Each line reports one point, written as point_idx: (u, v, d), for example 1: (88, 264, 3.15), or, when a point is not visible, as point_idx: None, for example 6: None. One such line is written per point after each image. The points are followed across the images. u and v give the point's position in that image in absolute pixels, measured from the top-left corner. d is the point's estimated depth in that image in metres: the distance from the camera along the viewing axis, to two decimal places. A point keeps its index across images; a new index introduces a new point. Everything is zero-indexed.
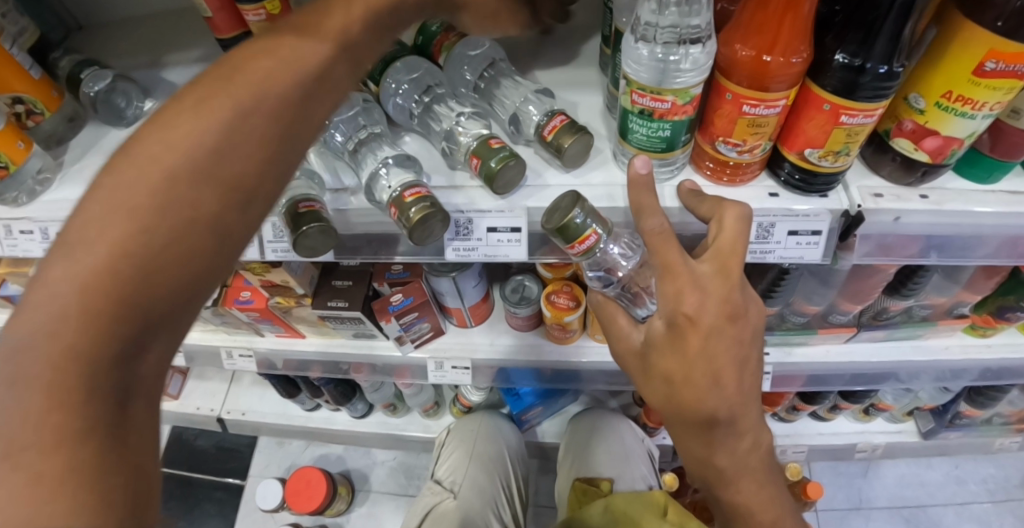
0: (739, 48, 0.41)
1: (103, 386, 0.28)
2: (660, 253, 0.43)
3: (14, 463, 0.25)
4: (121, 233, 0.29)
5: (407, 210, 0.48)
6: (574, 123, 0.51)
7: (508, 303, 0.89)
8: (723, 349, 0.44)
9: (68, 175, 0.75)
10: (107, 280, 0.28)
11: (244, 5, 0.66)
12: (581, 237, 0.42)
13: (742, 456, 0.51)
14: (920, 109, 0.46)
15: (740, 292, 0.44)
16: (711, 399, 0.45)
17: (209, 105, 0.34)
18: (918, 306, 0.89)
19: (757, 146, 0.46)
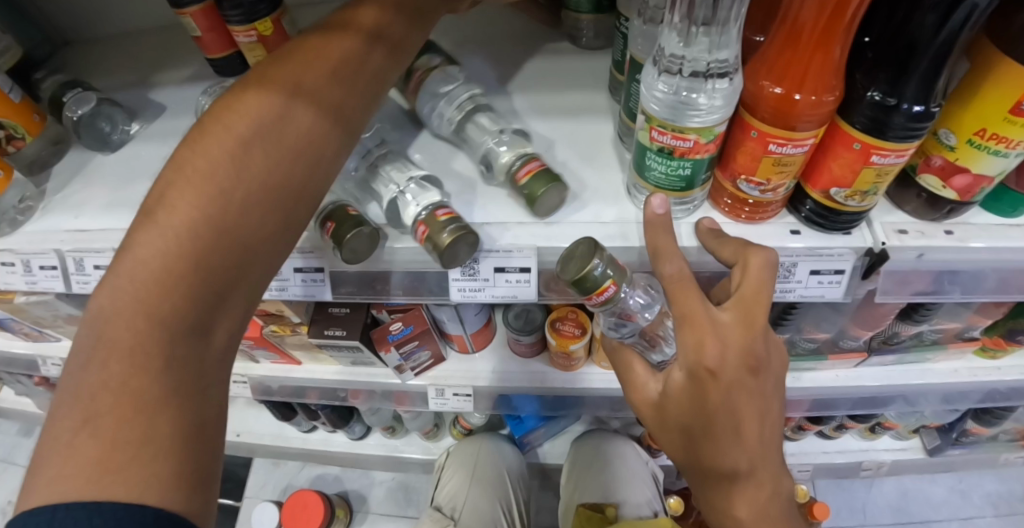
0: (766, 84, 0.39)
1: (184, 339, 0.35)
2: (679, 301, 0.41)
3: (96, 430, 0.31)
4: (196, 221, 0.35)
5: (435, 235, 0.46)
6: (546, 172, 0.48)
7: (511, 329, 0.87)
8: (743, 402, 0.41)
9: (51, 204, 0.71)
10: (187, 258, 0.35)
11: (234, 26, 0.64)
12: (600, 288, 0.41)
13: (766, 507, 0.47)
14: (950, 146, 0.43)
15: (763, 341, 0.41)
16: (731, 452, 0.43)
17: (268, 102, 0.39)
18: (930, 330, 0.87)
19: (780, 185, 0.44)
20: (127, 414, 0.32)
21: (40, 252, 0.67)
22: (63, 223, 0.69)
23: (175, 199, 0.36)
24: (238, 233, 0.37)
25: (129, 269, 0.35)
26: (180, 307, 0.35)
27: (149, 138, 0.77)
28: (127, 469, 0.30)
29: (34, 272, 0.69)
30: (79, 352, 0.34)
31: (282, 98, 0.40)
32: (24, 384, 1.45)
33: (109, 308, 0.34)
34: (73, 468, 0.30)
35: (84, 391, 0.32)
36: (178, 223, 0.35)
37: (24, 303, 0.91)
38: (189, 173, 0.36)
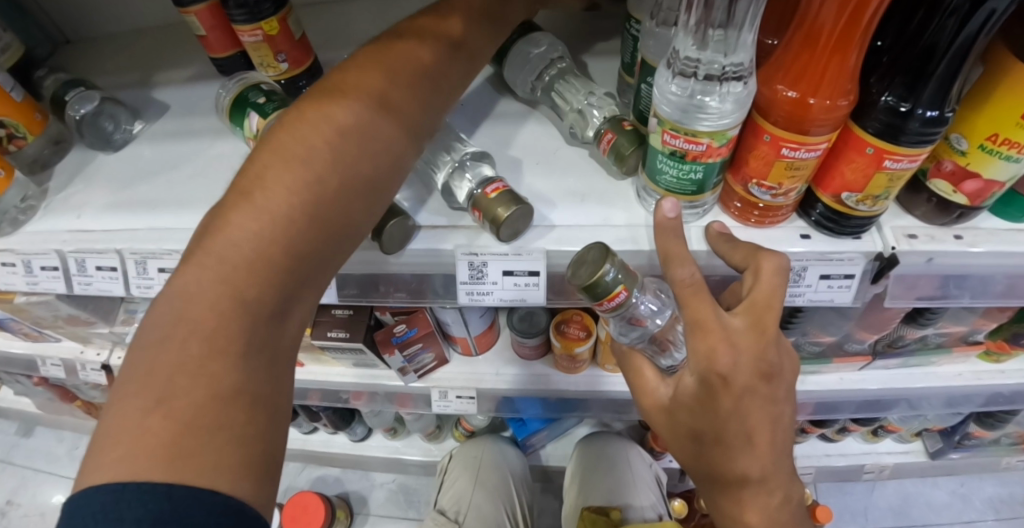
0: (780, 88, 0.39)
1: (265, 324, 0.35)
2: (691, 307, 0.41)
3: (168, 410, 0.30)
4: (291, 206, 0.37)
5: (491, 209, 0.46)
6: (634, 135, 0.50)
7: (516, 332, 0.87)
8: (757, 408, 0.41)
9: (53, 204, 0.71)
10: (279, 244, 0.36)
11: (240, 26, 0.63)
12: (611, 293, 0.40)
13: (776, 514, 0.47)
14: (962, 150, 0.43)
15: (775, 349, 0.41)
16: (742, 459, 0.43)
17: (359, 97, 0.43)
18: (935, 334, 0.87)
19: (792, 190, 0.44)
20: (205, 399, 0.30)
21: (42, 252, 0.67)
22: (65, 224, 0.69)
23: (271, 180, 0.37)
24: (324, 222, 0.39)
25: (217, 245, 0.35)
26: (265, 290, 0.35)
27: (152, 138, 0.77)
28: (199, 456, 0.29)
29: (36, 273, 0.69)
30: (154, 325, 0.33)
31: (371, 98, 0.43)
32: (23, 384, 1.44)
33: (191, 286, 0.34)
34: (144, 448, 0.28)
35: (159, 366, 0.31)
36: (275, 205, 0.36)
37: (24, 303, 0.91)
38: (284, 156, 0.38)
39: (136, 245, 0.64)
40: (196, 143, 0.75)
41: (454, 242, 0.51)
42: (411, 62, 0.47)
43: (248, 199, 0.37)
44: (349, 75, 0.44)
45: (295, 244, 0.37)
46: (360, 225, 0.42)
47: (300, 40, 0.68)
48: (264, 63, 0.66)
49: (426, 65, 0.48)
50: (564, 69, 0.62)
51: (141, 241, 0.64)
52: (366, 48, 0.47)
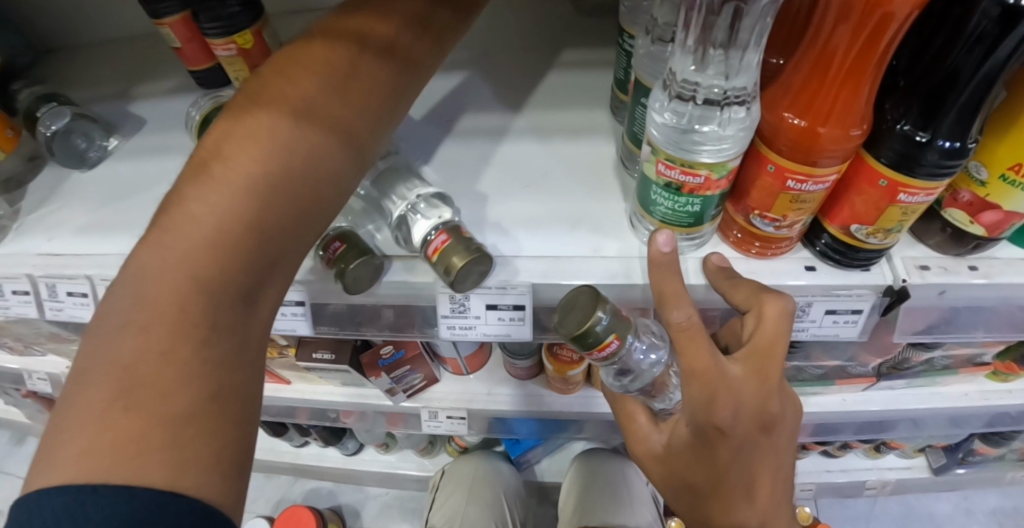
0: (787, 115, 0.36)
1: (228, 309, 0.32)
2: (688, 355, 0.38)
3: (132, 398, 0.28)
4: (254, 181, 0.35)
5: (446, 259, 0.43)
6: (460, 244, 0.43)
7: (508, 354, 0.84)
8: (757, 457, 0.40)
9: (27, 224, 0.67)
10: (243, 222, 0.34)
11: (213, 39, 0.61)
12: (601, 343, 0.37)
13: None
14: (981, 180, 0.40)
15: (776, 397, 0.39)
16: (740, 509, 0.41)
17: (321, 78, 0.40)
18: (942, 355, 0.84)
19: (796, 222, 0.41)
20: (166, 389, 0.28)
21: (13, 276, 0.63)
22: (37, 247, 0.64)
23: (227, 161, 0.35)
24: (294, 199, 0.37)
25: (178, 230, 0.33)
26: (228, 274, 0.33)
27: (127, 155, 0.73)
28: (149, 452, 0.26)
29: (6, 297, 0.65)
30: (113, 317, 0.31)
31: (301, 82, 0.40)
32: (10, 396, 1.42)
33: (150, 277, 0.32)
34: (114, 438, 0.26)
35: (121, 358, 0.29)
36: (230, 184, 0.35)
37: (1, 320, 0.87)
38: (241, 133, 0.37)
39: (106, 271, 0.59)
40: (176, 158, 0.72)
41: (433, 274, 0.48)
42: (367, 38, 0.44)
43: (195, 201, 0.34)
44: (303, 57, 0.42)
45: (263, 223, 0.35)
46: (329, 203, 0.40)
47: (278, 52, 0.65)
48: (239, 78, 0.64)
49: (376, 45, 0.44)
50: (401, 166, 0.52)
51: (112, 267, 0.59)
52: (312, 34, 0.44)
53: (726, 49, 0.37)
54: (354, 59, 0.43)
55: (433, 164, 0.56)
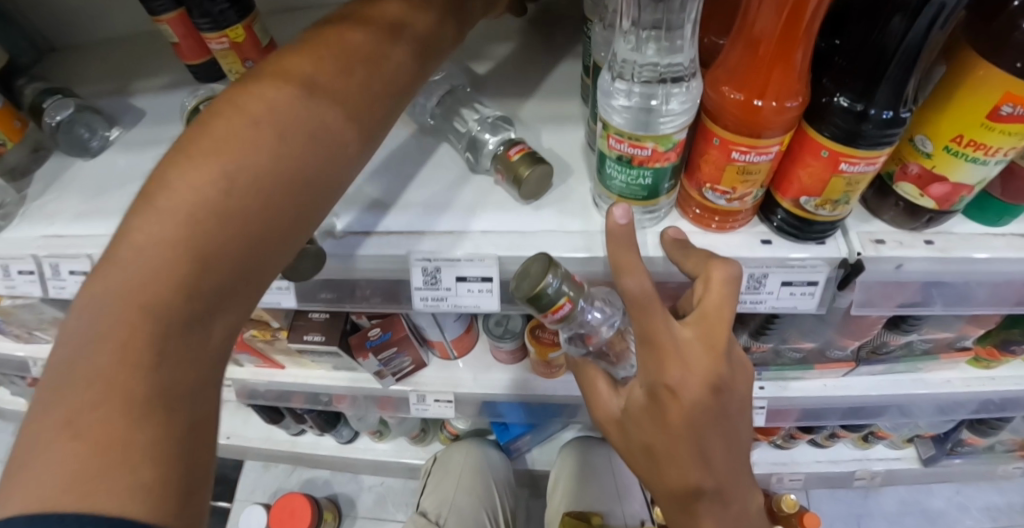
0: (727, 91, 0.37)
1: (193, 325, 0.32)
2: (641, 320, 0.39)
3: (77, 423, 0.27)
4: (237, 185, 0.34)
5: (515, 169, 0.49)
6: (530, 155, 0.49)
7: (491, 336, 0.87)
8: (708, 422, 0.40)
9: (30, 210, 0.69)
10: (220, 230, 0.33)
11: (205, 34, 0.62)
12: (555, 306, 0.41)
13: (733, 520, 0.46)
14: (928, 153, 0.41)
15: (726, 361, 0.40)
16: (694, 471, 0.42)
17: (323, 81, 0.39)
18: (920, 340, 0.84)
19: (747, 194, 0.43)
20: (118, 409, 0.27)
21: (17, 257, 0.65)
22: (39, 230, 0.66)
23: (212, 156, 0.34)
24: (276, 208, 0.36)
25: (147, 233, 0.32)
26: (199, 288, 0.32)
27: (130, 145, 0.73)
28: (108, 477, 0.25)
29: (13, 277, 0.67)
30: (76, 329, 0.30)
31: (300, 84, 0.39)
32: (15, 386, 1.46)
33: (116, 281, 0.31)
34: (59, 465, 0.25)
35: (75, 376, 0.28)
36: (212, 187, 0.33)
37: (8, 307, 0.90)
38: (227, 130, 0.36)
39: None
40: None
41: (405, 248, 0.50)
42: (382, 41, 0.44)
43: (188, 175, 0.34)
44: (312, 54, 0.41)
45: (242, 234, 0.34)
46: (312, 214, 0.39)
47: (268, 46, 0.67)
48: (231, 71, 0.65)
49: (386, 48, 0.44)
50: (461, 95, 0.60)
51: None
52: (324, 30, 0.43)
53: (662, 34, 0.39)
54: (359, 58, 0.42)
55: (413, 149, 0.59)
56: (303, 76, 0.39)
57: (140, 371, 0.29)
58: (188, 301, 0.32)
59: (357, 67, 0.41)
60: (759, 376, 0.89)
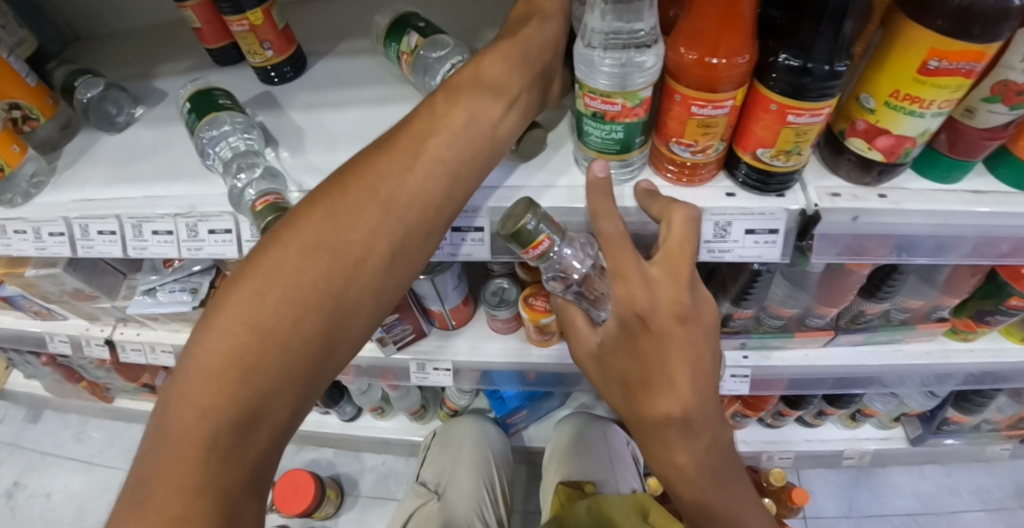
0: (684, 52, 0.42)
1: (303, 353, 0.42)
2: (614, 255, 0.45)
3: (204, 408, 0.38)
4: (358, 245, 0.44)
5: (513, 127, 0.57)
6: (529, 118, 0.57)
7: (488, 305, 0.93)
8: (673, 347, 0.45)
9: (62, 179, 0.75)
10: (338, 281, 0.43)
11: (228, 17, 0.66)
12: (535, 242, 0.47)
13: (706, 457, 0.49)
14: (871, 109, 0.46)
15: (690, 293, 0.45)
16: (662, 397, 0.46)
17: (443, 147, 0.48)
18: (896, 309, 0.89)
19: (709, 146, 0.48)
20: (228, 411, 0.38)
21: (49, 220, 0.70)
22: (70, 196, 0.72)
23: (350, 209, 0.44)
24: (378, 263, 0.45)
25: (291, 262, 0.42)
26: (312, 327, 0.42)
27: (153, 120, 0.78)
28: (206, 467, 0.37)
29: (44, 239, 0.72)
30: (233, 324, 0.40)
31: (422, 147, 0.47)
32: (32, 365, 1.52)
33: (264, 297, 0.41)
34: (183, 438, 0.37)
35: (214, 366, 0.39)
36: (345, 239, 0.43)
37: (33, 277, 0.95)
38: (363, 185, 0.45)
39: (132, 211, 0.65)
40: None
41: None
42: (498, 98, 0.51)
43: (337, 219, 0.44)
44: (438, 115, 0.49)
45: (349, 287, 0.43)
46: (407, 267, 0.47)
47: (284, 30, 0.70)
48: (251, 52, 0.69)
49: (499, 106, 0.51)
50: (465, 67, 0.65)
51: (137, 207, 0.65)
52: (454, 83, 0.51)
53: (622, 8, 0.43)
54: (475, 121, 0.50)
55: None
56: (430, 139, 0.48)
57: (260, 385, 0.40)
58: (303, 335, 0.41)
59: (469, 130, 0.49)
60: (742, 345, 0.93)
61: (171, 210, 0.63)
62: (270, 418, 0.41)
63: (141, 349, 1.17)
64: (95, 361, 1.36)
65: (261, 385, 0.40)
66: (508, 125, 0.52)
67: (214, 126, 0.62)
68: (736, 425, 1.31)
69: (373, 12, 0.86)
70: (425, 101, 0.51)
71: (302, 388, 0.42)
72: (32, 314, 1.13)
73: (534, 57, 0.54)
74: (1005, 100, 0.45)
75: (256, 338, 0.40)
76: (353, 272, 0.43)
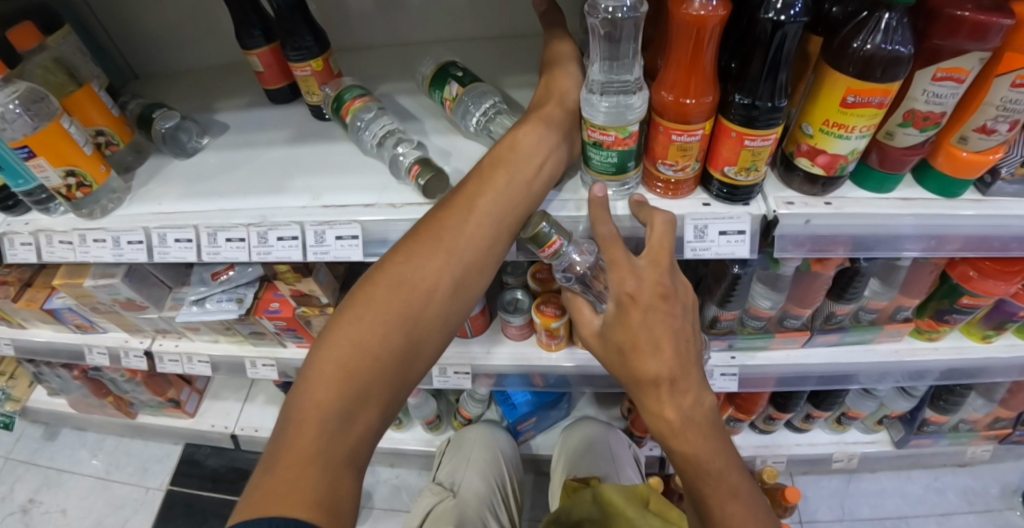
0: (664, 94, 0.56)
1: (394, 360, 0.53)
2: (608, 251, 0.58)
3: (323, 399, 0.49)
4: (431, 278, 0.57)
5: None
6: None
7: (504, 312, 1.04)
8: (659, 320, 0.56)
9: (138, 195, 0.87)
10: (417, 306, 0.56)
11: (294, 63, 0.82)
12: (549, 242, 0.64)
13: (691, 412, 0.59)
14: (810, 134, 0.60)
15: (669, 276, 0.58)
16: (652, 360, 0.56)
17: (491, 200, 0.62)
18: (864, 310, 1.00)
19: (686, 166, 0.61)
20: (342, 402, 0.49)
21: (129, 230, 0.82)
22: (148, 209, 0.84)
23: (423, 252, 0.58)
24: (446, 292, 0.58)
25: (384, 292, 0.55)
26: (400, 340, 0.54)
27: (218, 148, 0.92)
28: (327, 444, 0.47)
29: (122, 247, 0.84)
30: (341, 338, 0.52)
31: (474, 202, 0.62)
32: (62, 380, 1.61)
33: (366, 318, 0.54)
34: (308, 422, 0.48)
35: (330, 369, 0.51)
36: (422, 274, 0.57)
37: (91, 287, 1.06)
38: (433, 234, 0.60)
39: (209, 222, 0.78)
40: (260, 149, 0.89)
41: None
42: (532, 157, 0.65)
43: (412, 262, 0.58)
44: (486, 177, 0.63)
45: (426, 310, 0.56)
46: (466, 297, 0.60)
47: (339, 75, 0.87)
48: (310, 92, 0.84)
49: (534, 165, 0.65)
50: (498, 112, 0.80)
51: (212, 218, 0.78)
52: (499, 150, 0.66)
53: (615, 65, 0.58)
54: (514, 178, 0.64)
55: (453, 157, 0.80)
56: (483, 196, 0.62)
57: (361, 385, 0.51)
58: (395, 345, 0.54)
59: (512, 186, 0.63)
60: (730, 345, 1.04)
61: (244, 221, 0.76)
62: (368, 414, 0.51)
63: (179, 360, 1.27)
64: (127, 373, 1.45)
65: (363, 385, 0.51)
66: (543, 178, 0.66)
67: (367, 112, 0.80)
68: (731, 430, 1.40)
69: (405, 62, 1.02)
70: (475, 169, 0.65)
71: (391, 392, 0.53)
72: (76, 326, 1.23)
73: (558, 123, 0.69)
74: (915, 124, 0.59)
75: (357, 350, 0.52)
76: (426, 301, 0.57)
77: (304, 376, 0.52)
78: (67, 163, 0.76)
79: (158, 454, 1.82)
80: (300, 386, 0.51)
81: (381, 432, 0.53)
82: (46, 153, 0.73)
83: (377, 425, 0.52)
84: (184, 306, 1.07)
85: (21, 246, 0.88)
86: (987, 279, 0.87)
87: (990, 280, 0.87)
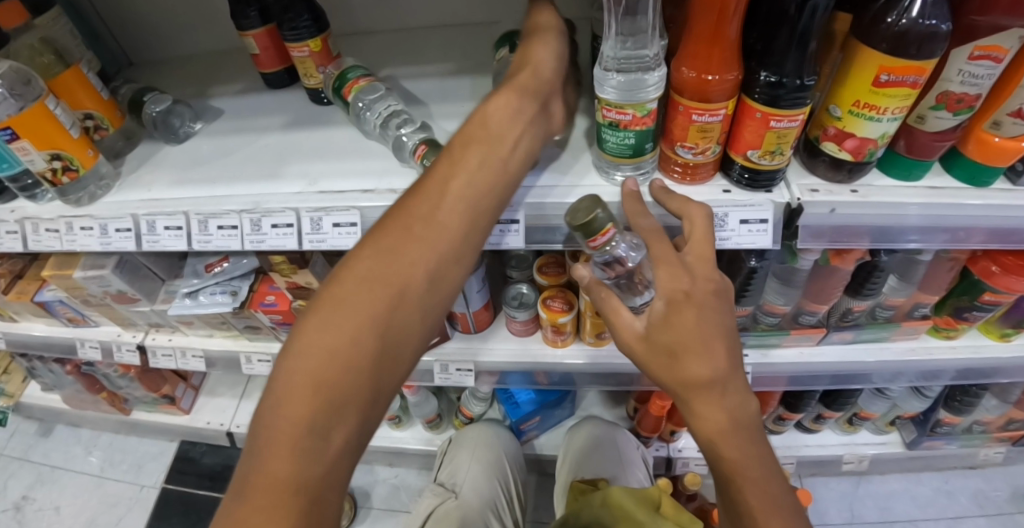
0: (684, 70, 0.52)
1: (371, 364, 0.47)
2: (653, 246, 0.56)
3: (293, 416, 0.44)
4: (406, 269, 0.51)
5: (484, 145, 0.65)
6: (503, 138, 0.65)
7: (508, 307, 1.00)
8: (713, 317, 0.53)
9: (127, 182, 0.84)
10: (391, 302, 0.49)
11: (290, 44, 0.79)
12: (603, 230, 0.58)
13: (738, 415, 0.55)
14: (838, 117, 0.56)
15: (718, 271, 0.55)
16: (705, 363, 0.52)
17: (467, 183, 0.56)
18: (880, 307, 0.97)
19: (707, 149, 0.58)
20: (313, 418, 0.44)
21: (118, 217, 0.78)
22: (137, 196, 0.80)
23: (396, 241, 0.52)
24: (424, 283, 0.51)
25: (352, 290, 0.49)
26: (375, 342, 0.48)
27: (212, 133, 0.88)
28: (302, 467, 0.43)
29: (110, 235, 0.80)
30: (308, 346, 0.46)
31: (449, 186, 0.56)
32: (54, 375, 1.56)
33: (334, 320, 0.47)
34: (280, 445, 0.43)
35: (297, 382, 0.45)
36: (394, 264, 0.50)
37: (80, 278, 1.02)
38: (405, 221, 0.53)
39: (201, 209, 0.74)
40: (255, 134, 0.85)
41: None
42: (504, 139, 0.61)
43: (382, 253, 0.51)
44: (459, 158, 0.58)
45: (403, 305, 0.50)
46: (448, 286, 0.54)
47: (338, 58, 0.83)
48: (307, 74, 0.80)
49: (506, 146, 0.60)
50: None
51: (205, 205, 0.74)
52: (470, 129, 0.60)
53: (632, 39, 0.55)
54: (488, 160, 0.59)
55: None
56: (458, 181, 0.56)
57: (333, 398, 0.45)
58: (370, 348, 0.47)
59: (486, 169, 0.58)
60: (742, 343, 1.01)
61: (237, 208, 0.72)
62: (345, 427, 0.45)
63: (172, 355, 1.23)
64: (120, 369, 1.42)
65: (335, 398, 0.45)
66: (517, 159, 0.62)
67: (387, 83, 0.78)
68: None
69: (407, 47, 0.98)
70: (447, 150, 0.60)
71: (372, 401, 0.48)
72: (67, 320, 1.19)
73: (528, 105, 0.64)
74: (949, 107, 0.55)
75: (327, 358, 0.46)
76: (401, 294, 0.50)
77: (271, 391, 0.46)
78: (52, 147, 0.72)
79: (153, 452, 1.78)
80: (268, 404, 0.46)
81: (363, 445, 0.48)
82: (30, 136, 0.69)
83: (357, 438, 0.47)
84: (177, 298, 1.01)
85: (7, 234, 0.85)
86: (1009, 275, 0.83)
87: (1012, 275, 0.83)
